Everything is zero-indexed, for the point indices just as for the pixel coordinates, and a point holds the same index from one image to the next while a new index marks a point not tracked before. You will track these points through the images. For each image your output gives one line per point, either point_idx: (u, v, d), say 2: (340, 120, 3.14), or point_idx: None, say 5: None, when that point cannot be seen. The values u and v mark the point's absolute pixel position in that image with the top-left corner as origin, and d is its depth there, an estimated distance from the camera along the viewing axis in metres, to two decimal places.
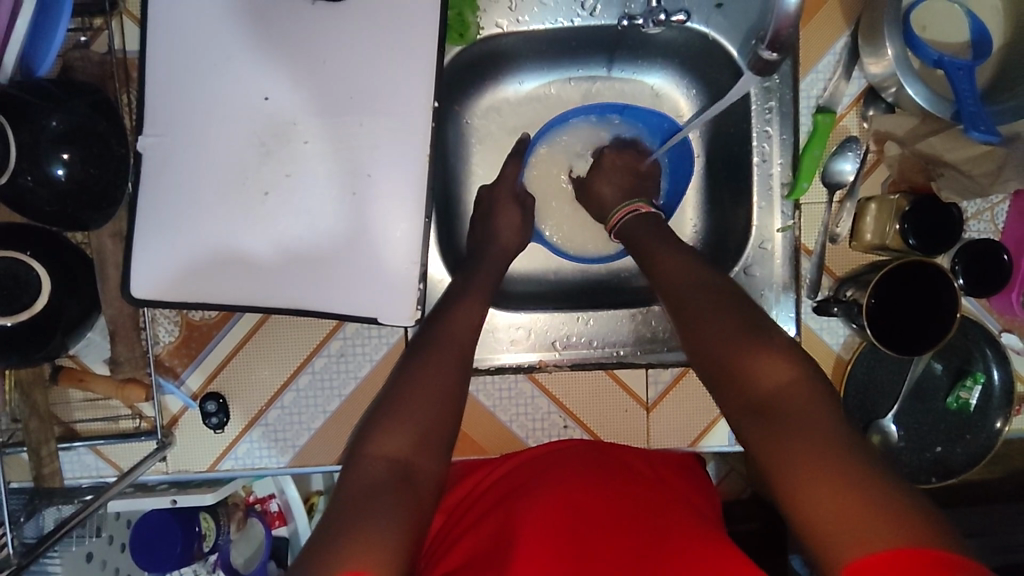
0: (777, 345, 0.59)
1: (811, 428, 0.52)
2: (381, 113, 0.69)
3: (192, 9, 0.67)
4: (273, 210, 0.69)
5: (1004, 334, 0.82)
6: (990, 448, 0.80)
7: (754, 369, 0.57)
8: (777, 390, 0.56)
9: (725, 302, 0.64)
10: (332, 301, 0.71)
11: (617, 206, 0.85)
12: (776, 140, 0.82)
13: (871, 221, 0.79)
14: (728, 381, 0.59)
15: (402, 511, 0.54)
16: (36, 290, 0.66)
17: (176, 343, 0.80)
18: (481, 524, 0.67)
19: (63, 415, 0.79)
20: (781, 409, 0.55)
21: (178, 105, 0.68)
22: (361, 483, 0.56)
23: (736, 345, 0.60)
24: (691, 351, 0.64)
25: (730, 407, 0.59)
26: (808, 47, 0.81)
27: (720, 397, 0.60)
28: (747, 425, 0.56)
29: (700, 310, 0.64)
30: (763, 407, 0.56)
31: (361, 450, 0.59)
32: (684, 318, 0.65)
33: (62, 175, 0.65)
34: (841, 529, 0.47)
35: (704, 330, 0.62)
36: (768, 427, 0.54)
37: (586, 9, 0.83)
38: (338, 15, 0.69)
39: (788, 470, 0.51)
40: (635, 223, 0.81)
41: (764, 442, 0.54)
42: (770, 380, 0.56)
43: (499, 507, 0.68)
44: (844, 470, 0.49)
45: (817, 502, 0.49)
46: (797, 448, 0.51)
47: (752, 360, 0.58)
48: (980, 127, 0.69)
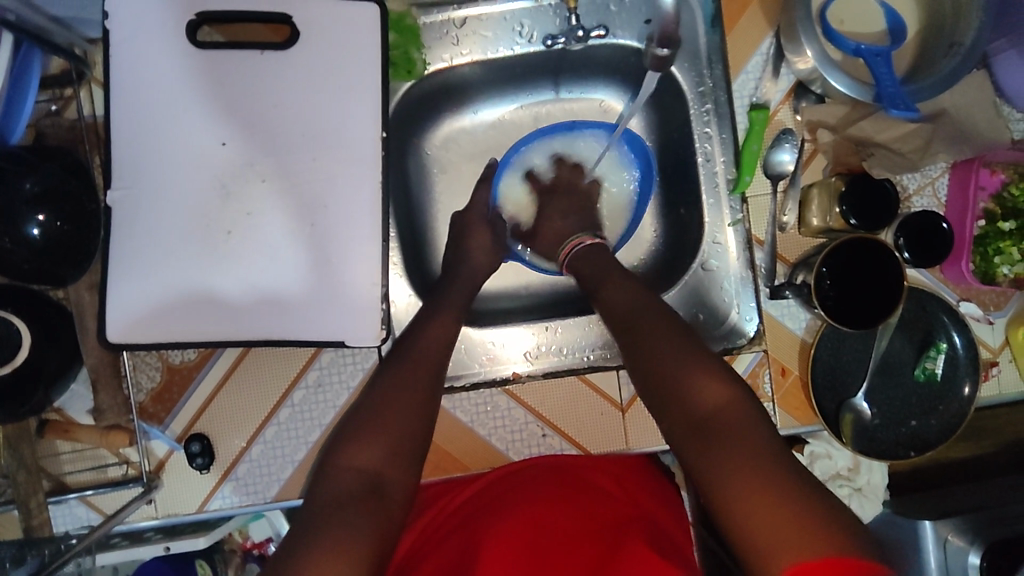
0: (723, 372, 0.64)
1: (753, 447, 0.57)
2: (332, 149, 0.74)
3: (149, 70, 0.72)
4: (235, 249, 0.73)
5: (962, 303, 0.84)
6: (964, 415, 0.82)
7: (699, 392, 0.62)
8: (722, 412, 0.61)
9: (674, 327, 0.69)
10: (301, 330, 0.74)
11: (560, 245, 0.88)
12: (716, 140, 0.86)
13: (816, 207, 0.82)
14: (675, 402, 0.63)
15: (371, 523, 0.58)
16: (17, 343, 0.69)
17: (158, 388, 0.82)
18: (445, 544, 0.75)
19: (52, 469, 0.81)
20: (716, 425, 0.60)
21: (141, 159, 0.72)
22: (333, 494, 0.60)
23: (686, 368, 0.64)
24: (643, 378, 0.68)
25: (676, 427, 0.63)
26: (735, 51, 0.85)
27: (667, 421, 0.65)
28: (692, 443, 0.60)
29: (649, 331, 0.69)
30: (704, 425, 0.60)
31: (334, 461, 0.63)
32: (635, 339, 0.70)
33: (37, 234, 0.69)
34: (775, 538, 0.51)
35: (656, 354, 0.67)
36: (712, 445, 0.58)
37: (524, 37, 0.88)
38: (287, 62, 0.74)
39: (727, 484, 0.55)
40: (577, 258, 0.84)
41: (704, 454, 0.59)
42: (718, 403, 0.61)
43: (463, 529, 0.76)
44: (777, 484, 0.54)
45: (752, 510, 0.53)
46: (738, 465, 0.56)
47: (699, 384, 0.63)
48: (899, 105, 0.74)
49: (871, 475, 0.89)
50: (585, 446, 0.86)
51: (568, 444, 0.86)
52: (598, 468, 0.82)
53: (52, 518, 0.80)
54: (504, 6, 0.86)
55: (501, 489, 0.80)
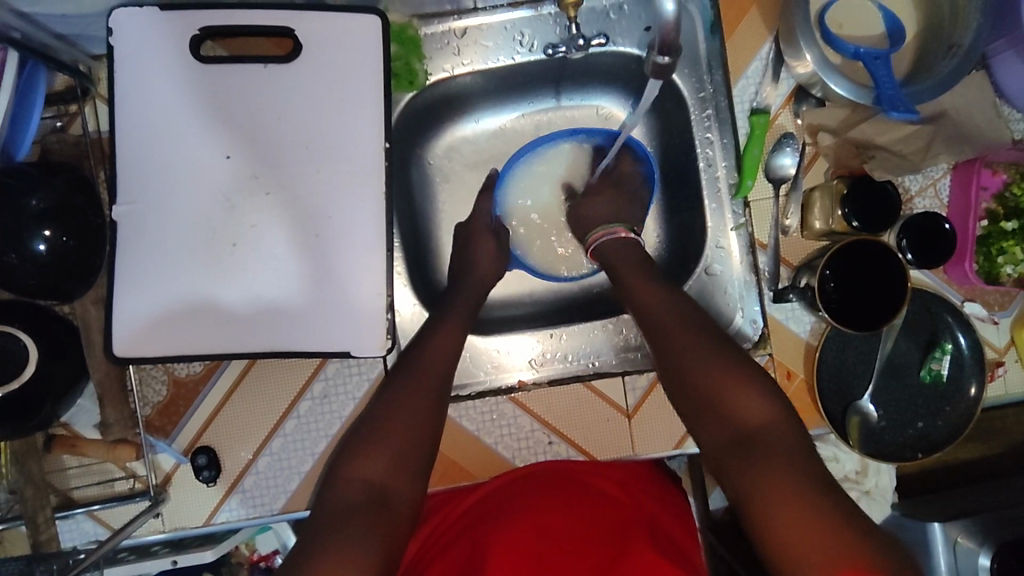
0: (764, 385, 0.64)
1: (796, 467, 0.57)
2: (336, 161, 0.74)
3: (154, 85, 0.73)
4: (240, 261, 0.73)
5: (967, 304, 0.84)
6: (970, 416, 0.82)
7: (740, 407, 0.63)
8: (765, 430, 0.61)
9: (708, 335, 0.69)
10: (305, 341, 0.74)
11: (598, 227, 0.88)
12: (718, 145, 0.86)
13: (818, 209, 0.82)
14: (715, 414, 0.64)
15: (376, 535, 0.58)
16: (24, 359, 0.69)
17: (165, 401, 0.82)
18: (451, 549, 0.74)
19: (59, 483, 0.81)
20: (758, 439, 0.60)
21: (146, 174, 0.73)
22: (337, 506, 0.60)
23: (725, 380, 0.65)
24: (677, 385, 0.68)
25: (713, 437, 0.64)
26: (735, 56, 0.86)
27: (705, 429, 0.65)
28: (733, 458, 0.61)
29: (684, 339, 0.69)
30: (746, 438, 0.61)
31: (339, 473, 0.63)
32: (667, 346, 0.70)
33: (44, 249, 0.69)
34: (814, 556, 0.51)
35: (692, 362, 0.67)
36: (755, 462, 0.59)
37: (524, 46, 0.88)
38: (289, 74, 0.74)
39: (766, 501, 0.55)
40: (611, 251, 0.84)
41: (744, 466, 0.59)
42: (760, 419, 0.62)
43: (468, 535, 0.75)
44: (815, 499, 0.54)
45: (788, 522, 0.53)
46: (780, 484, 0.56)
47: (740, 399, 0.63)
48: (899, 107, 0.73)
49: (880, 478, 0.88)
50: (592, 452, 0.85)
51: (574, 451, 0.85)
52: (602, 471, 0.81)
53: (59, 533, 0.79)
54: (505, 15, 0.87)
55: (505, 494, 0.79)
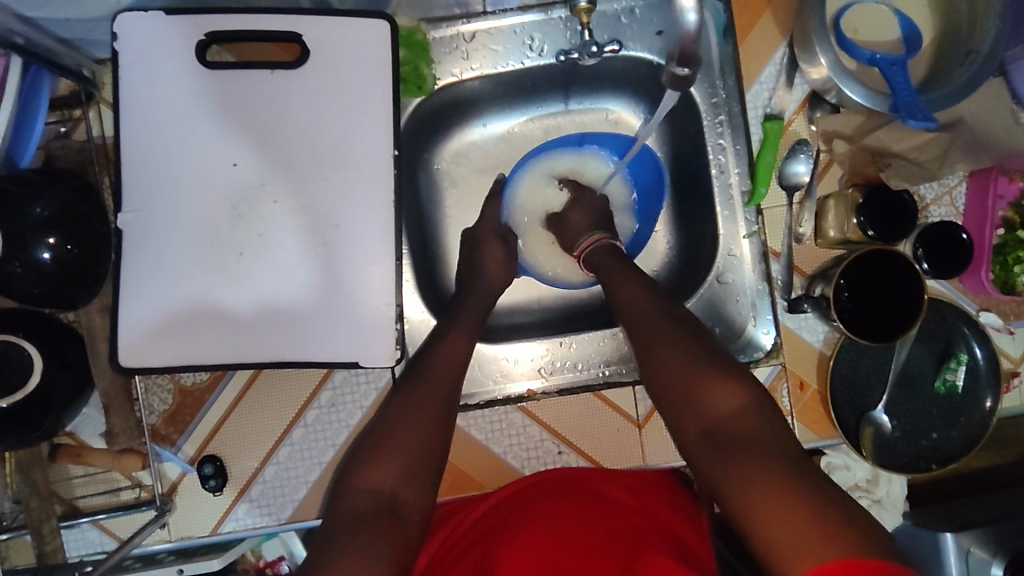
0: (736, 376, 0.63)
1: (768, 454, 0.57)
2: (344, 168, 0.73)
3: (160, 93, 0.72)
4: (247, 269, 0.73)
5: (982, 313, 0.83)
6: (985, 427, 0.81)
7: (711, 399, 0.62)
8: (735, 419, 0.60)
9: (679, 332, 0.69)
10: (314, 350, 0.74)
11: (582, 237, 0.88)
12: (730, 152, 0.85)
13: (832, 217, 0.82)
14: (687, 409, 0.63)
15: (387, 542, 0.57)
16: (28, 370, 0.68)
17: (170, 410, 0.81)
18: (462, 561, 0.73)
19: (65, 492, 0.80)
20: (730, 431, 0.60)
21: (153, 183, 0.72)
22: (347, 515, 0.60)
23: (698, 376, 0.64)
24: (652, 383, 0.68)
25: (687, 432, 0.63)
26: (748, 61, 0.85)
27: (680, 426, 0.64)
28: (707, 451, 0.60)
29: (657, 335, 0.69)
30: (719, 431, 0.60)
31: (351, 482, 0.62)
32: (642, 344, 0.70)
33: (48, 258, 0.68)
34: (792, 543, 0.50)
35: (666, 360, 0.66)
36: (728, 453, 0.58)
37: (534, 50, 0.87)
38: (297, 80, 0.73)
39: (743, 489, 0.55)
40: (603, 253, 0.84)
41: (717, 459, 0.59)
42: (730, 410, 0.61)
43: (477, 547, 0.73)
44: (787, 485, 0.53)
45: (764, 510, 0.53)
46: (753, 473, 0.55)
47: (711, 392, 0.62)
48: (917, 116, 0.71)
49: (890, 487, 0.87)
50: (601, 462, 0.85)
51: (583, 461, 0.85)
52: (611, 479, 0.80)
53: (65, 543, 0.79)
54: (514, 19, 0.86)
55: (514, 504, 0.78)
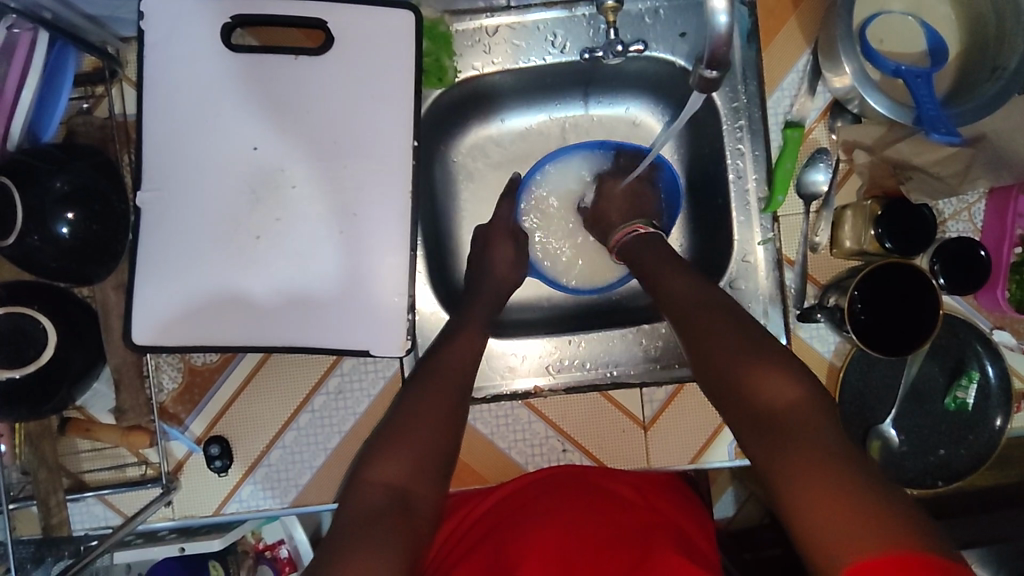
0: (783, 363, 0.60)
1: (817, 444, 0.54)
2: (364, 156, 0.74)
3: (183, 74, 0.72)
4: (264, 254, 0.73)
5: (996, 332, 0.83)
6: (994, 446, 0.81)
7: (760, 385, 0.59)
8: (789, 409, 0.57)
9: (729, 320, 0.66)
10: (326, 337, 0.74)
11: (620, 225, 0.88)
12: (748, 157, 0.85)
13: (848, 229, 0.82)
14: (735, 396, 0.61)
15: (397, 538, 0.57)
16: (42, 343, 0.68)
17: (179, 389, 0.82)
18: (474, 552, 0.74)
19: (71, 466, 0.81)
20: (778, 419, 0.57)
21: (173, 164, 0.73)
22: (360, 508, 0.59)
23: (747, 364, 0.61)
24: (699, 367, 0.66)
25: (735, 420, 0.61)
26: (772, 67, 0.84)
27: (727, 413, 0.62)
28: (755, 439, 0.58)
29: (704, 325, 0.67)
30: (767, 420, 0.57)
31: (362, 475, 0.62)
32: (691, 334, 0.68)
33: (67, 233, 0.68)
34: (838, 539, 0.48)
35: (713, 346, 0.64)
36: (778, 443, 0.55)
37: (557, 46, 0.87)
38: (321, 67, 0.73)
39: (785, 480, 0.53)
40: (636, 245, 0.83)
41: (762, 448, 0.57)
42: (784, 399, 0.58)
43: (489, 539, 0.74)
44: (834, 479, 0.51)
45: (806, 502, 0.51)
46: (802, 463, 0.53)
47: (760, 378, 0.59)
48: (941, 129, 0.71)
49: None
50: (605, 462, 0.85)
51: (587, 460, 0.85)
52: (617, 476, 0.80)
53: (69, 516, 0.79)
54: (537, 15, 0.86)
55: (520, 500, 0.78)
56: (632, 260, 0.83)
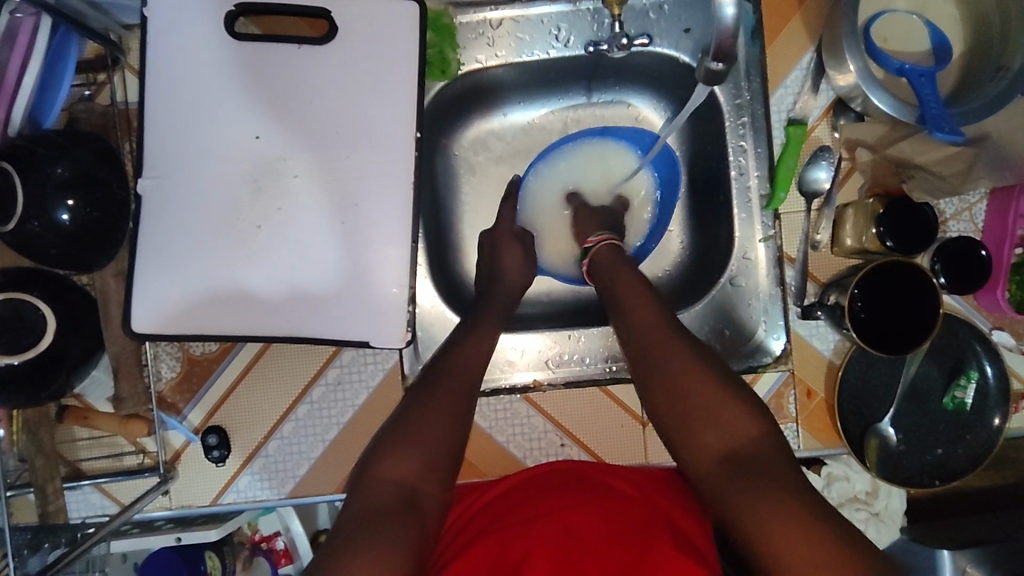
0: (748, 407, 0.65)
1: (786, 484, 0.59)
2: (366, 146, 0.74)
3: (186, 60, 0.72)
4: (265, 243, 0.73)
5: (995, 332, 0.83)
6: (993, 446, 0.80)
7: (728, 425, 0.64)
8: (754, 448, 0.63)
9: (695, 355, 0.69)
10: (325, 327, 0.74)
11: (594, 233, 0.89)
12: (751, 154, 0.85)
13: (850, 227, 0.81)
14: (698, 431, 0.65)
15: (408, 538, 0.59)
16: (41, 330, 0.68)
17: (177, 378, 0.82)
18: (477, 539, 0.73)
19: (69, 454, 0.81)
20: (748, 459, 0.62)
21: (175, 151, 0.72)
22: (371, 507, 0.60)
23: (717, 404, 0.65)
24: (661, 396, 0.69)
25: (699, 457, 0.64)
26: (776, 64, 0.84)
27: (688, 449, 0.65)
28: (723, 476, 0.61)
29: (668, 357, 0.70)
30: (736, 459, 0.62)
31: (373, 471, 0.63)
32: (651, 364, 0.70)
33: (67, 220, 0.68)
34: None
35: (680, 380, 0.67)
36: (745, 479, 0.60)
37: (561, 41, 0.87)
38: (324, 56, 0.73)
39: (759, 520, 0.57)
40: (604, 258, 0.84)
41: (732, 485, 0.60)
42: (748, 440, 0.63)
43: (491, 528, 0.74)
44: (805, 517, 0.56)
45: (780, 540, 0.55)
46: (772, 502, 0.57)
47: (728, 419, 0.64)
48: (944, 128, 0.71)
49: (889, 501, 0.88)
50: (603, 457, 0.85)
51: (586, 456, 0.85)
52: (618, 473, 0.80)
53: (66, 504, 0.80)
54: (541, 9, 0.85)
55: (523, 492, 0.78)
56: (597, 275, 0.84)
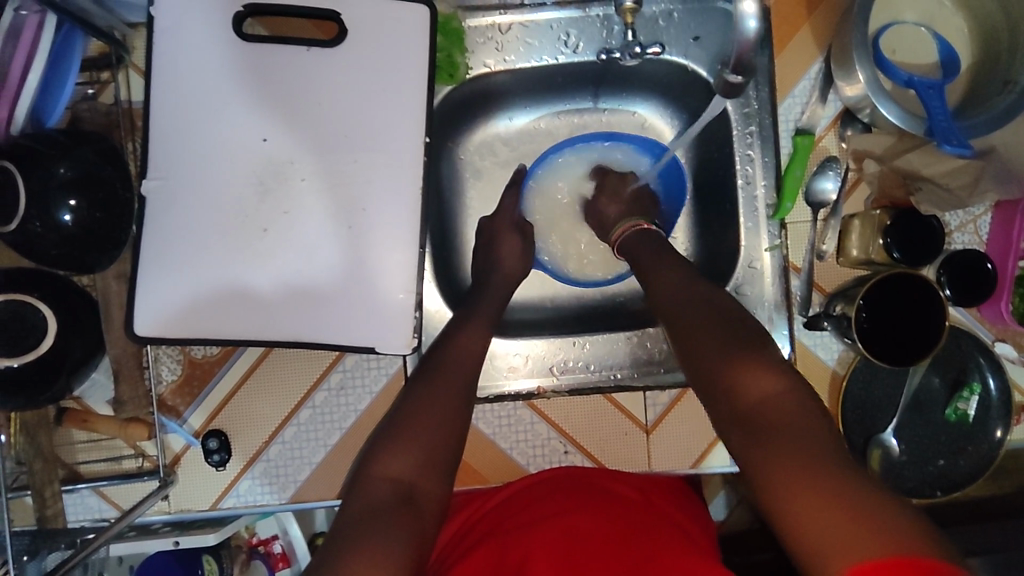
0: (772, 363, 0.61)
1: (807, 441, 0.54)
2: (374, 150, 0.73)
3: (193, 61, 0.71)
4: (271, 246, 0.72)
5: (998, 344, 0.83)
6: (993, 459, 0.81)
7: (750, 388, 0.59)
8: (773, 406, 0.58)
9: (723, 320, 0.66)
10: (332, 332, 0.74)
11: (616, 226, 0.88)
12: (758, 163, 0.85)
13: (856, 237, 0.82)
14: (724, 401, 0.61)
15: (406, 533, 0.57)
16: (42, 332, 0.67)
17: (178, 381, 0.81)
18: (480, 544, 0.74)
19: (66, 457, 0.80)
20: (767, 418, 0.57)
21: (180, 153, 0.72)
22: (366, 504, 0.59)
23: (735, 364, 0.61)
24: (691, 370, 0.66)
25: (726, 421, 0.61)
26: (784, 74, 0.84)
27: (717, 413, 0.62)
28: (744, 438, 0.58)
29: (693, 323, 0.67)
30: (755, 420, 0.58)
31: (369, 470, 0.62)
32: (679, 333, 0.68)
33: (69, 220, 0.67)
34: (831, 537, 0.48)
35: (707, 352, 0.64)
36: (767, 445, 0.55)
37: (570, 47, 0.86)
38: (333, 60, 0.72)
39: (779, 483, 0.53)
40: (632, 241, 0.83)
41: (751, 448, 0.57)
42: (767, 396, 0.58)
43: (494, 533, 0.74)
44: (824, 474, 0.51)
45: (796, 498, 0.51)
46: (789, 462, 0.53)
47: (748, 377, 0.60)
48: (952, 141, 0.70)
49: None
50: (606, 464, 0.85)
51: (589, 462, 0.85)
52: (623, 479, 0.80)
53: (63, 508, 0.79)
54: (549, 14, 0.85)
55: (525, 498, 0.78)
56: (628, 254, 0.84)
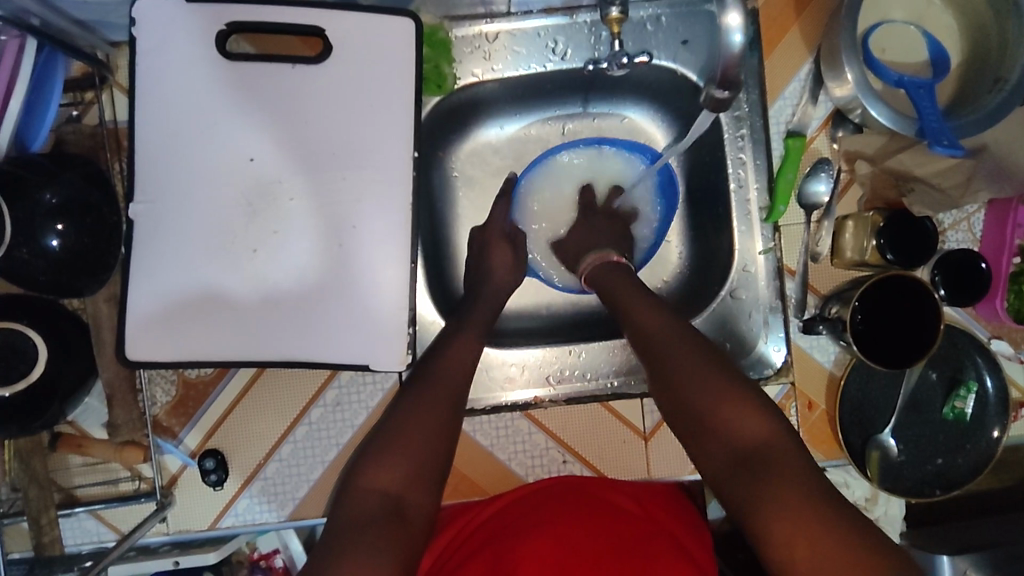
0: (758, 402, 0.64)
1: (799, 481, 0.58)
2: (364, 167, 0.73)
3: (176, 80, 0.71)
4: (261, 266, 0.72)
5: (993, 341, 0.83)
6: (992, 456, 0.81)
7: (738, 428, 0.63)
8: (760, 444, 0.61)
9: (697, 352, 0.69)
10: (324, 351, 0.73)
11: (590, 254, 0.87)
12: (750, 166, 0.84)
13: (849, 238, 0.82)
14: (711, 436, 0.64)
15: (391, 546, 0.58)
16: (33, 359, 0.67)
17: (173, 402, 0.80)
18: (473, 559, 0.74)
19: (63, 481, 0.79)
20: (756, 457, 0.60)
21: (165, 174, 0.71)
22: (355, 516, 0.60)
23: (722, 400, 0.64)
24: (671, 403, 0.68)
25: (712, 456, 0.64)
26: (773, 76, 0.84)
27: (703, 446, 0.65)
28: (734, 478, 0.61)
29: (671, 353, 0.69)
30: (744, 458, 0.61)
31: (356, 482, 0.63)
32: (656, 363, 0.70)
33: (57, 246, 0.66)
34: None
35: (693, 388, 0.66)
36: (758, 482, 0.59)
37: (558, 54, 0.86)
38: (319, 77, 0.72)
39: (780, 525, 0.56)
40: (597, 274, 0.84)
41: (742, 487, 0.60)
42: (754, 435, 0.62)
43: (486, 548, 0.74)
44: (823, 517, 0.54)
45: (792, 537, 0.55)
46: (784, 503, 0.56)
47: (737, 414, 0.63)
48: (943, 141, 0.70)
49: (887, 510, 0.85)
50: (606, 473, 0.85)
51: (588, 471, 0.85)
52: (621, 489, 0.79)
53: (61, 532, 0.78)
54: (537, 22, 0.85)
55: (517, 510, 0.78)
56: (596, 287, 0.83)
